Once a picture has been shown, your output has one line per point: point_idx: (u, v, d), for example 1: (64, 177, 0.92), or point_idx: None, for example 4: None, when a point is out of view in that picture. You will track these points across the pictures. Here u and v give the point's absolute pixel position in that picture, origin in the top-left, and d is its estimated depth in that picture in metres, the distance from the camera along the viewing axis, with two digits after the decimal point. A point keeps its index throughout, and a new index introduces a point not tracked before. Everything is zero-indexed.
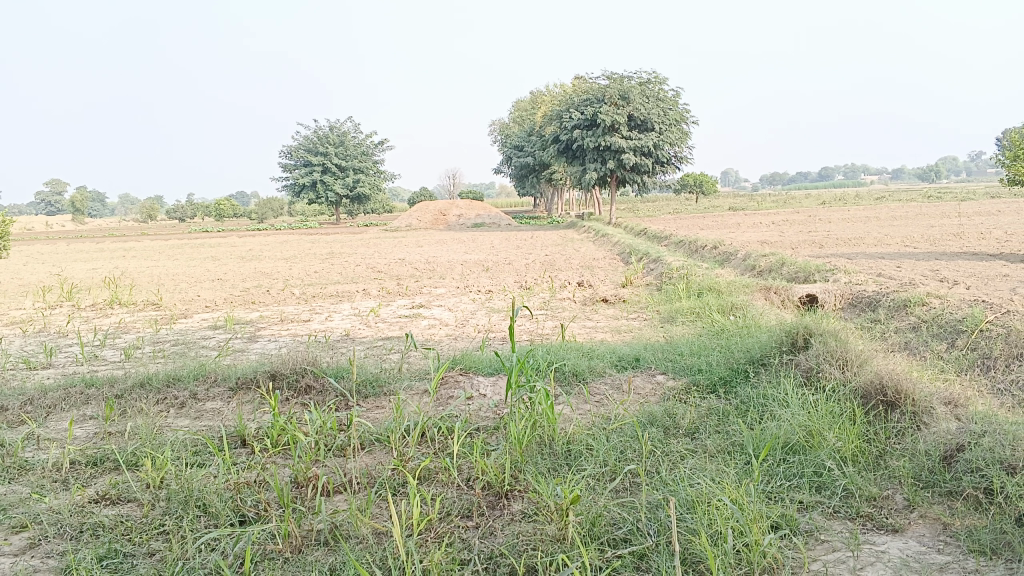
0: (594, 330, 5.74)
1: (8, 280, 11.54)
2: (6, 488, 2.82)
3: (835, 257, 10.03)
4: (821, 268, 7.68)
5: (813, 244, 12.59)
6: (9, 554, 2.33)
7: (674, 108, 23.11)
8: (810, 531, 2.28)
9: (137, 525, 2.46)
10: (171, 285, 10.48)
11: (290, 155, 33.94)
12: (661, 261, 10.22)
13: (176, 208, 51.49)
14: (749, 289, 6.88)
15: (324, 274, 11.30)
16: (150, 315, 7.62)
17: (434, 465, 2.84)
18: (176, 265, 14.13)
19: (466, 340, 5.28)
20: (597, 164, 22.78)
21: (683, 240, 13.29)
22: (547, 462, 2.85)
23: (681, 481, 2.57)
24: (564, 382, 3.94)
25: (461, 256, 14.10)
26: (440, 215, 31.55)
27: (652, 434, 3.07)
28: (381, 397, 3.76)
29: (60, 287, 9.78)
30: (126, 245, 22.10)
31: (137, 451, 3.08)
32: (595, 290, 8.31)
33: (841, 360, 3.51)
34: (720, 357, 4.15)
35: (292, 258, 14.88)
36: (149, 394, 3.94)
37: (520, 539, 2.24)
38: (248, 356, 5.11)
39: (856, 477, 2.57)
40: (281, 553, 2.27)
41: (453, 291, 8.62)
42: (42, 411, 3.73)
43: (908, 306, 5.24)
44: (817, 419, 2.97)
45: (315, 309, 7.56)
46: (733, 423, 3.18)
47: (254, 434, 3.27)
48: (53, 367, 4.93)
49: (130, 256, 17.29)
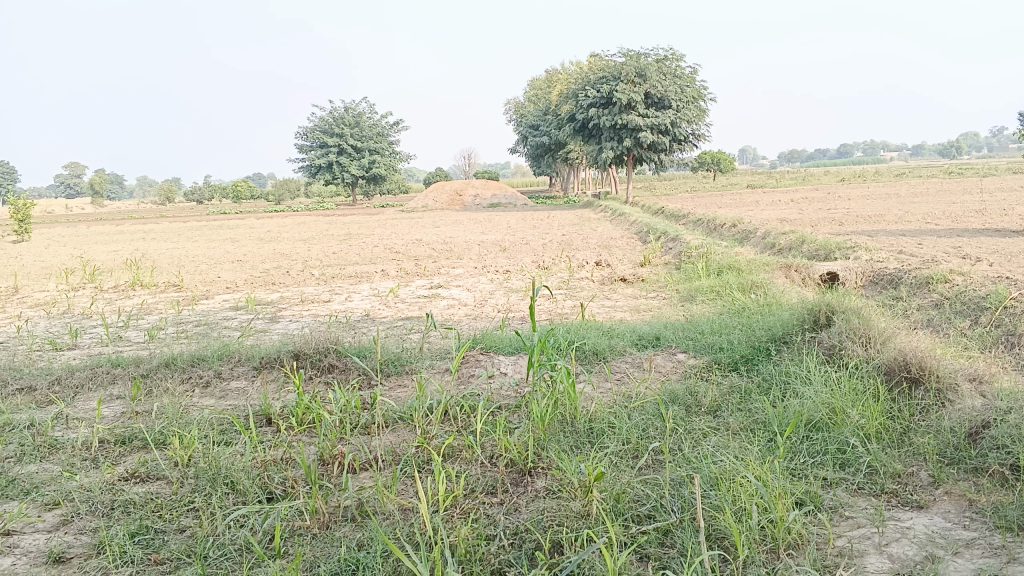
0: (614, 310, 5.75)
1: (32, 263, 11.67)
2: (37, 466, 2.87)
3: (856, 235, 9.95)
4: (842, 246, 7.63)
5: (833, 222, 12.49)
6: (43, 530, 2.38)
7: (691, 85, 22.89)
8: (833, 507, 2.29)
9: (167, 502, 2.50)
10: (192, 267, 10.56)
11: (306, 136, 33.97)
12: (680, 239, 10.17)
13: (194, 191, 51.75)
14: (769, 268, 6.84)
15: (342, 255, 11.34)
16: (172, 296, 7.69)
17: (457, 443, 2.86)
18: (195, 247, 14.22)
19: (486, 319, 5.31)
20: (614, 143, 22.62)
21: (701, 218, 13.24)
22: (569, 440, 2.86)
23: (705, 458, 2.58)
24: (585, 361, 3.95)
25: (478, 236, 14.10)
26: (456, 196, 31.48)
27: (674, 412, 3.07)
28: (403, 376, 3.79)
29: (83, 270, 9.89)
30: (145, 228, 22.25)
31: (164, 430, 3.12)
32: (614, 269, 8.30)
33: (864, 337, 3.50)
34: (742, 335, 4.14)
35: (310, 240, 14.93)
36: (174, 374, 3.98)
37: (544, 515, 2.26)
38: (271, 337, 5.16)
39: (881, 454, 2.57)
40: (309, 529, 2.30)
41: (471, 271, 8.64)
42: (70, 391, 3.78)
43: (930, 283, 5.20)
44: (840, 396, 2.97)
45: (335, 290, 7.60)
46: (755, 400, 3.18)
47: (279, 412, 3.31)
48: (78, 347, 4.99)
49: (150, 238, 17.43)
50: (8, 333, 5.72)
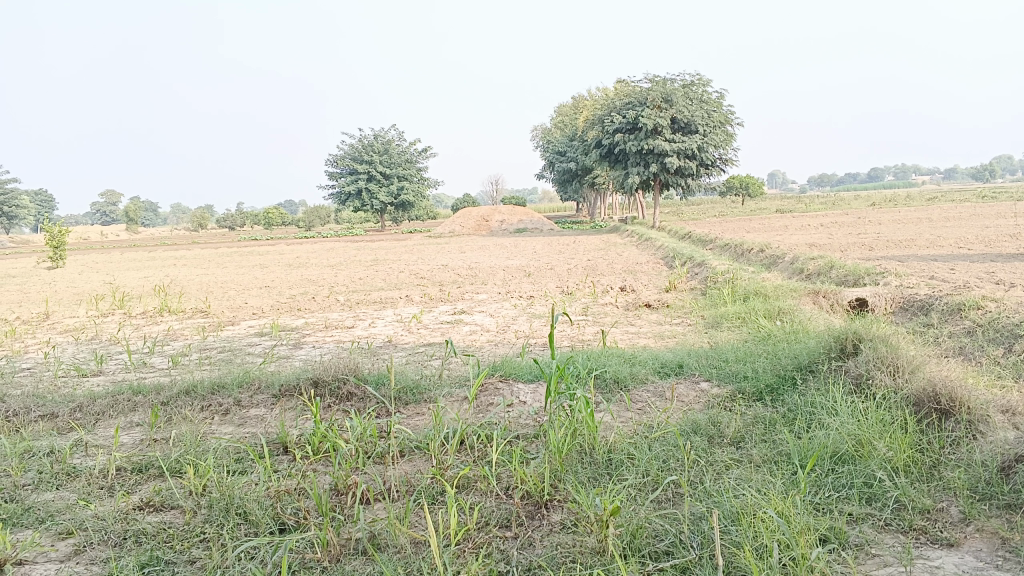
0: (637, 336, 5.68)
1: (64, 289, 11.85)
2: (54, 494, 2.87)
3: (887, 260, 9.79)
4: (871, 271, 7.50)
5: (864, 247, 12.31)
6: (55, 561, 2.37)
7: (718, 109, 22.89)
8: (860, 544, 2.21)
9: (179, 533, 2.48)
10: (219, 293, 10.64)
11: (336, 163, 34.37)
12: (706, 265, 10.09)
13: (226, 217, 52.36)
14: (796, 293, 6.75)
15: (368, 281, 11.39)
16: (198, 322, 7.76)
17: (472, 473, 2.82)
18: (224, 273, 14.36)
19: (506, 346, 5.26)
20: (640, 168, 22.62)
21: (729, 243, 13.14)
22: (587, 471, 2.80)
23: (726, 492, 2.51)
24: (605, 389, 3.89)
25: (503, 261, 14.10)
26: (482, 221, 31.58)
27: (695, 443, 3.01)
28: (421, 404, 3.75)
29: (113, 296, 10.01)
30: (177, 254, 22.53)
31: (180, 458, 3.11)
32: (638, 295, 8.23)
33: (892, 366, 3.41)
34: (767, 364, 4.06)
35: (337, 266, 15.02)
36: (194, 402, 3.99)
37: (559, 550, 2.20)
38: (293, 363, 5.16)
39: (908, 488, 2.48)
40: (319, 562, 2.26)
41: (495, 297, 8.61)
42: (91, 418, 3.79)
43: (963, 309, 5.08)
44: (866, 427, 2.89)
45: (359, 316, 7.61)
46: (780, 432, 3.10)
47: (296, 441, 3.29)
48: (103, 374, 5.03)
49: (180, 264, 17.64)
50: (35, 359, 5.78)
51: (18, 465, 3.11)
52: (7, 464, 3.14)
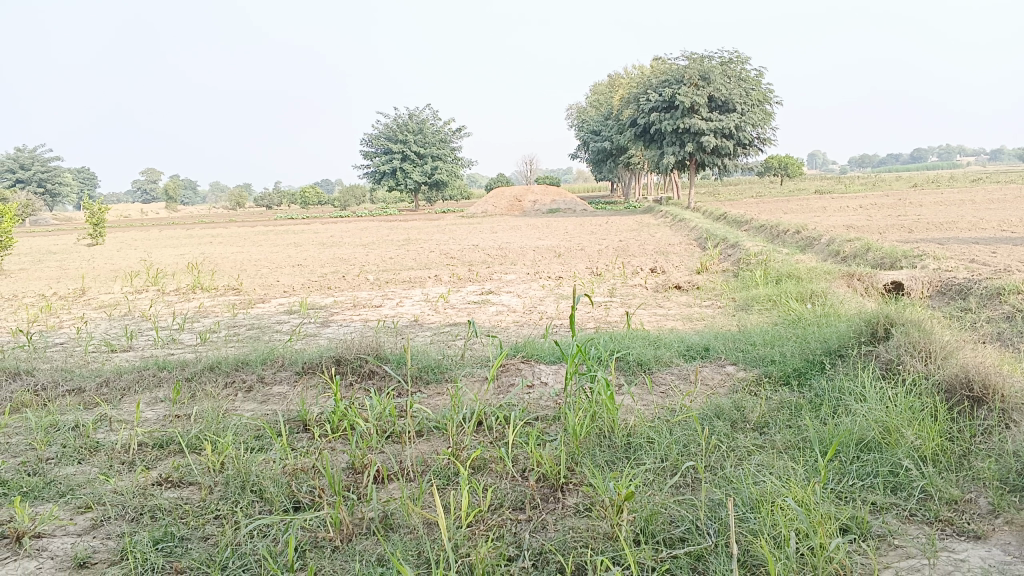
0: (665, 318, 5.60)
1: (102, 266, 12.04)
2: (76, 468, 2.89)
3: (927, 242, 9.56)
4: (909, 254, 7.32)
5: (903, 229, 12.05)
6: (73, 534, 2.38)
7: (757, 88, 22.51)
8: (882, 535, 2.14)
9: (194, 509, 2.49)
10: (252, 271, 10.74)
11: (371, 143, 34.49)
12: (740, 246, 9.93)
13: (264, 197, 52.87)
14: (831, 276, 6.61)
15: (399, 260, 11.40)
16: (230, 300, 7.83)
17: (488, 454, 2.79)
18: (258, 252, 14.49)
19: (531, 327, 5.23)
20: (676, 148, 22.36)
21: (764, 225, 12.94)
22: (605, 455, 2.76)
23: (746, 479, 2.45)
24: (627, 372, 3.84)
25: (535, 241, 14.05)
26: (515, 201, 31.47)
27: (717, 428, 2.94)
28: (442, 384, 3.74)
29: (148, 273, 10.14)
30: (214, 232, 22.81)
31: (200, 434, 3.13)
32: (669, 276, 8.13)
33: (925, 352, 3.30)
34: (795, 347, 3.97)
35: (370, 245, 15.09)
36: (217, 379, 4.01)
37: (570, 534, 2.17)
38: (318, 341, 5.18)
39: (936, 478, 2.40)
40: (331, 541, 2.25)
41: (524, 277, 8.58)
42: (117, 393, 3.83)
43: (1002, 294, 4.93)
44: (894, 414, 2.81)
45: (387, 295, 7.61)
46: (805, 417, 3.03)
47: (316, 419, 3.29)
48: (133, 350, 5.09)
49: (216, 242, 17.84)
50: (69, 334, 5.87)
51: (43, 439, 3.14)
52: (33, 438, 3.18)
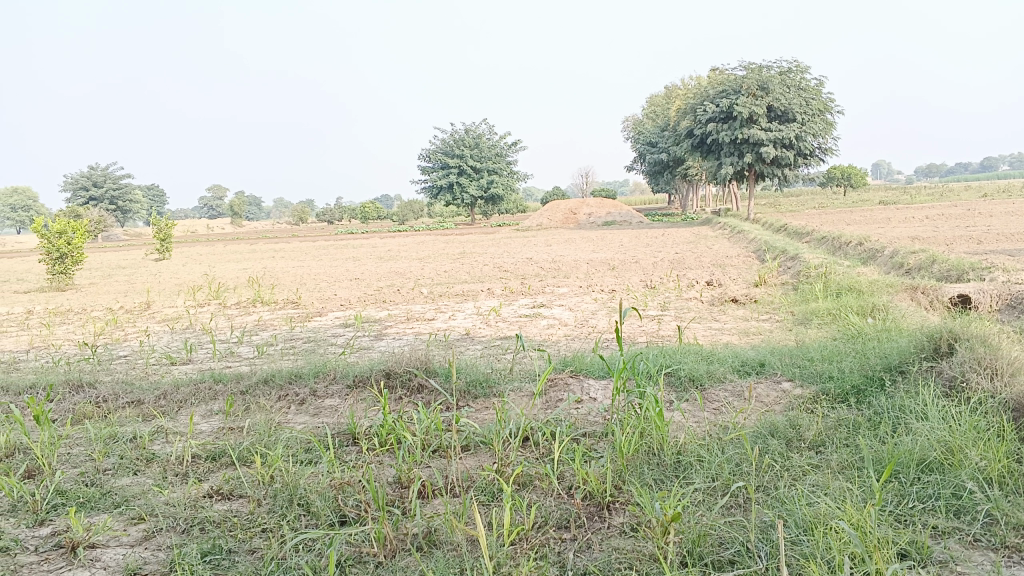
0: (720, 333, 5.50)
1: (168, 280, 12.39)
2: (131, 480, 2.96)
3: (997, 254, 9.22)
4: (977, 265, 7.06)
5: (971, 240, 11.66)
6: (126, 545, 2.42)
7: (818, 97, 22.11)
8: (944, 561, 2.04)
9: (242, 522, 2.52)
10: (310, 285, 10.93)
11: (428, 158, 34.91)
12: (800, 258, 9.73)
13: (325, 212, 53.93)
14: (893, 290, 6.41)
15: (454, 274, 11.47)
16: (287, 313, 7.96)
17: (533, 470, 2.77)
18: (318, 266, 14.71)
19: (581, 341, 5.20)
20: (734, 159, 22.06)
21: (825, 236, 12.67)
22: (653, 473, 2.70)
23: (799, 500, 2.38)
24: (679, 388, 3.77)
25: (588, 254, 13.98)
26: (571, 214, 31.40)
27: (771, 447, 2.86)
28: (490, 398, 3.73)
29: (210, 287, 10.40)
30: (276, 247, 23.31)
31: (251, 447, 3.17)
32: (726, 289, 8.01)
33: (991, 369, 3.16)
34: (854, 363, 3.85)
35: (426, 259, 15.23)
36: (271, 391, 4.07)
37: (615, 555, 2.12)
38: (371, 354, 5.24)
39: (1003, 501, 2.28)
40: (375, 557, 2.25)
41: (577, 291, 8.55)
42: (173, 406, 3.91)
43: None
44: (958, 434, 2.69)
45: (440, 308, 7.66)
46: (864, 436, 2.93)
47: (364, 432, 3.30)
48: (192, 362, 5.21)
49: (277, 257, 18.22)
50: (132, 347, 6.05)
51: (102, 450, 3.22)
52: (92, 449, 3.26)
